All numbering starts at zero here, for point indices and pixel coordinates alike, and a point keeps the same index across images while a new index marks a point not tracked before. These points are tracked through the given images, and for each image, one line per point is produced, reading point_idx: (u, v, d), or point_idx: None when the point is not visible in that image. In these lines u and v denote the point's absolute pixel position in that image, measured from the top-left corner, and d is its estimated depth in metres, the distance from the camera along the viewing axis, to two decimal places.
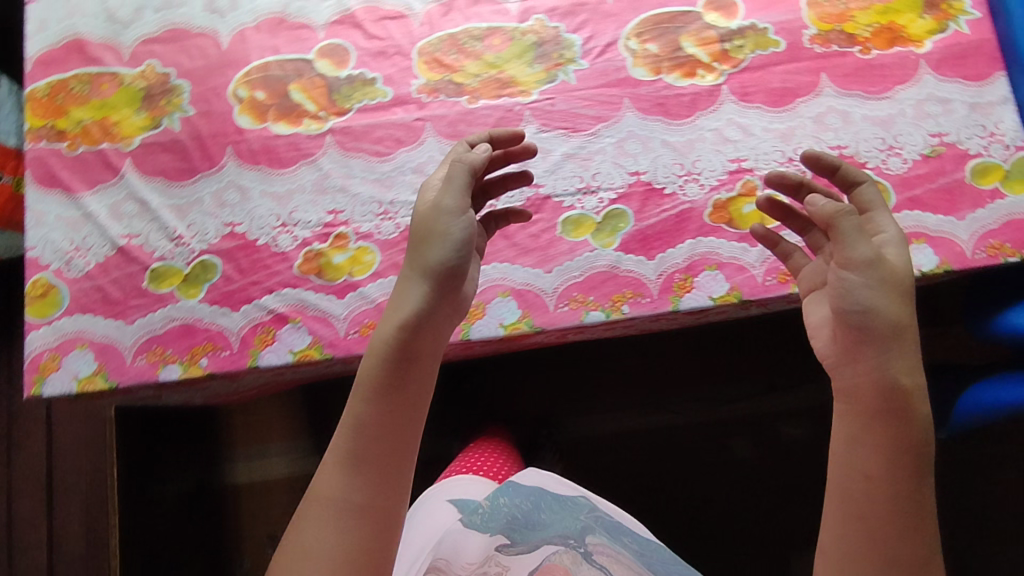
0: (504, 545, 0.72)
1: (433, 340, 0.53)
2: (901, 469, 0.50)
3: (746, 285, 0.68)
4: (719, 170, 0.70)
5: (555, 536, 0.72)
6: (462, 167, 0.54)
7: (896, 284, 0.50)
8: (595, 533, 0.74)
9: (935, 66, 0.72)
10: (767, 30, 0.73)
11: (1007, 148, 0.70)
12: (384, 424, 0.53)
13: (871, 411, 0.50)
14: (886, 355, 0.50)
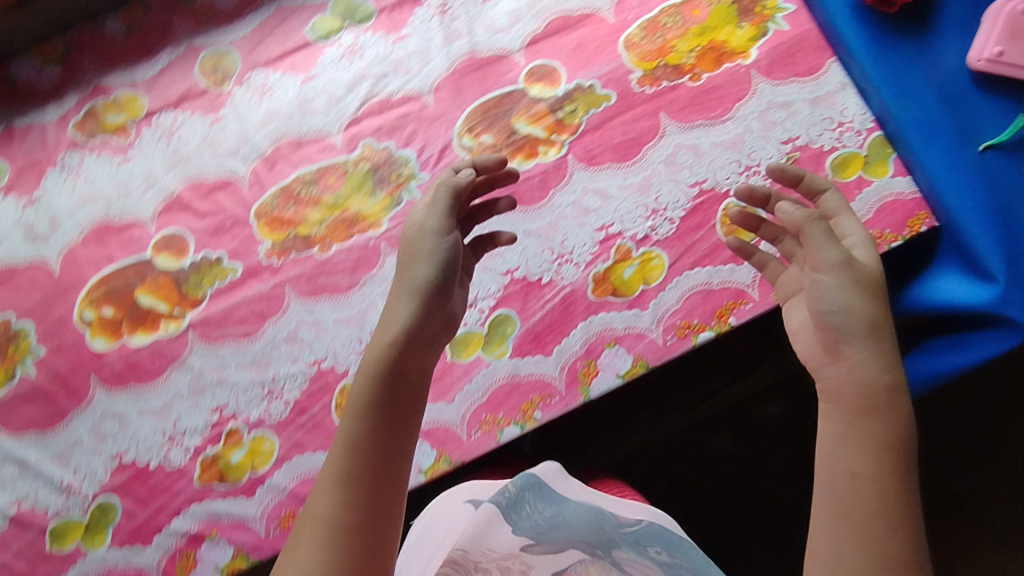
0: (529, 543, 0.57)
1: (421, 363, 0.51)
2: (888, 467, 0.45)
3: (649, 351, 0.66)
4: (588, 243, 0.69)
5: (583, 542, 0.58)
6: (450, 184, 0.55)
7: (867, 281, 0.49)
8: (626, 547, 0.58)
9: (767, 72, 0.71)
10: (593, 86, 0.71)
11: (859, 134, 0.69)
12: (377, 447, 0.48)
13: (853, 406, 0.46)
14: (867, 351, 0.47)
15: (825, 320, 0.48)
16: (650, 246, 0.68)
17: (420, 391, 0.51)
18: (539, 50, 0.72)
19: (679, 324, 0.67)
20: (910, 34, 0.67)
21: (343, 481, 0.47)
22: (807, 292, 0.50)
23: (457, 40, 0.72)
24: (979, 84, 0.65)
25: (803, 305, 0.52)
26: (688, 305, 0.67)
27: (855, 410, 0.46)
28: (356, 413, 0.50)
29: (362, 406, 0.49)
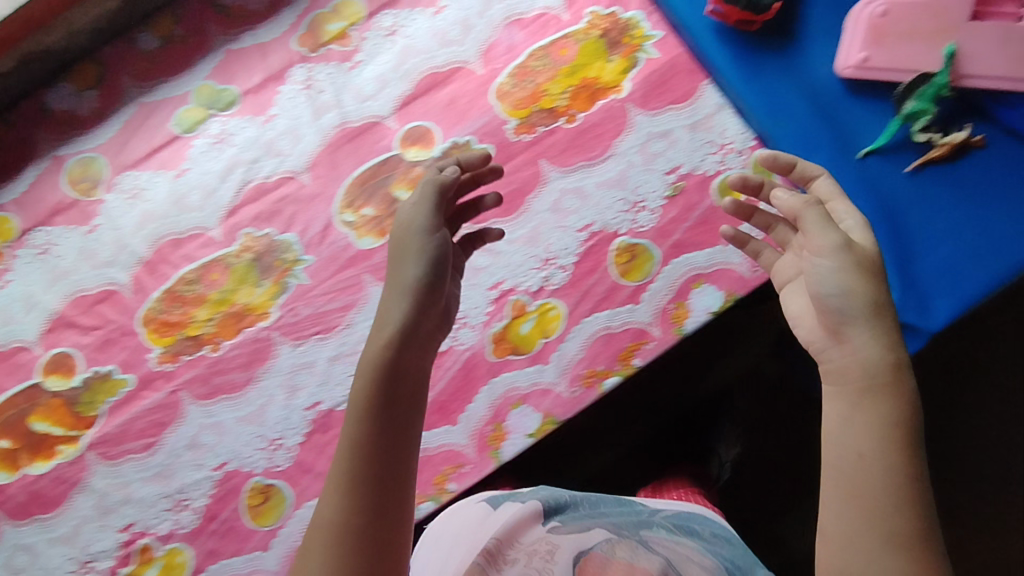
0: (556, 526, 0.57)
1: (404, 397, 0.45)
2: (893, 443, 0.41)
3: (556, 406, 0.65)
4: (483, 304, 0.67)
5: (607, 523, 0.58)
6: (433, 184, 0.49)
7: (868, 264, 0.43)
8: (651, 527, 0.58)
9: (642, 103, 0.69)
10: (470, 141, 0.69)
11: (742, 154, 0.68)
12: (374, 491, 0.43)
13: (856, 387, 0.42)
14: (871, 332, 0.42)
15: (824, 305, 0.43)
16: (547, 297, 0.67)
17: (409, 425, 0.45)
18: (410, 112, 0.71)
19: (584, 373, 0.66)
20: (776, 49, 0.65)
21: (344, 530, 0.42)
22: (804, 277, 0.45)
23: (326, 113, 0.71)
24: (852, 91, 0.64)
25: (805, 293, 0.46)
26: (591, 352, 0.66)
27: (859, 389, 0.42)
28: (346, 452, 0.44)
29: (353, 441, 0.44)
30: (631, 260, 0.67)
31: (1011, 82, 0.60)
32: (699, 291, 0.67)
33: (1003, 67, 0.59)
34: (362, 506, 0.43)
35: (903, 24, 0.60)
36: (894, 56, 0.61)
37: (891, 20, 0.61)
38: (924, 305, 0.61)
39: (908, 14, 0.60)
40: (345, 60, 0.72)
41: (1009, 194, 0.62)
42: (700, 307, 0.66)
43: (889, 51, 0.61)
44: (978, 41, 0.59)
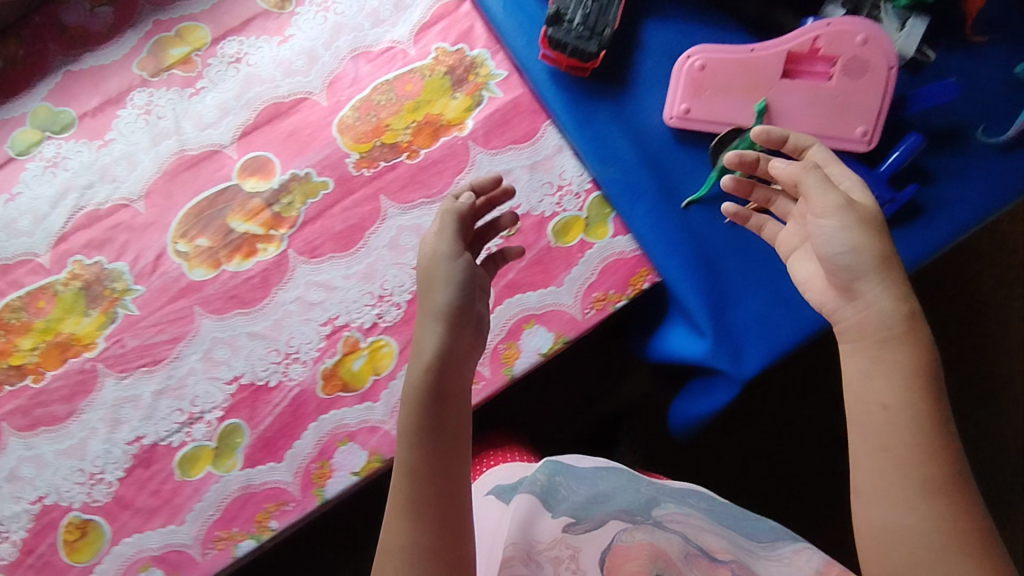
0: (569, 522, 0.63)
1: (452, 381, 0.52)
2: (919, 394, 0.48)
3: (384, 444, 0.65)
4: (314, 339, 0.67)
5: (619, 513, 0.64)
6: (452, 212, 0.56)
7: (867, 219, 0.50)
8: (659, 504, 0.66)
9: (484, 142, 0.69)
10: (309, 174, 0.69)
11: (578, 196, 0.68)
12: (434, 471, 0.50)
13: (858, 368, 0.50)
14: (881, 285, 0.49)
15: (835, 263, 0.49)
16: (379, 334, 0.67)
17: (462, 402, 0.52)
18: (252, 142, 0.70)
19: None
20: (608, 95, 0.67)
21: (415, 510, 0.50)
22: (813, 240, 0.51)
23: (165, 140, 0.70)
24: (679, 141, 0.65)
25: (812, 258, 0.53)
26: None
27: (879, 342, 0.49)
28: (415, 435, 0.51)
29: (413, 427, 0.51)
30: None
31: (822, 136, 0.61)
32: (531, 332, 0.67)
33: (812, 121, 0.60)
34: (428, 482, 0.50)
35: (721, 77, 0.62)
36: (713, 108, 0.63)
37: (709, 73, 0.62)
38: (737, 354, 0.63)
39: (725, 68, 0.62)
40: (187, 86, 0.71)
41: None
42: (531, 348, 0.66)
43: (709, 103, 0.63)
44: (789, 96, 0.61)
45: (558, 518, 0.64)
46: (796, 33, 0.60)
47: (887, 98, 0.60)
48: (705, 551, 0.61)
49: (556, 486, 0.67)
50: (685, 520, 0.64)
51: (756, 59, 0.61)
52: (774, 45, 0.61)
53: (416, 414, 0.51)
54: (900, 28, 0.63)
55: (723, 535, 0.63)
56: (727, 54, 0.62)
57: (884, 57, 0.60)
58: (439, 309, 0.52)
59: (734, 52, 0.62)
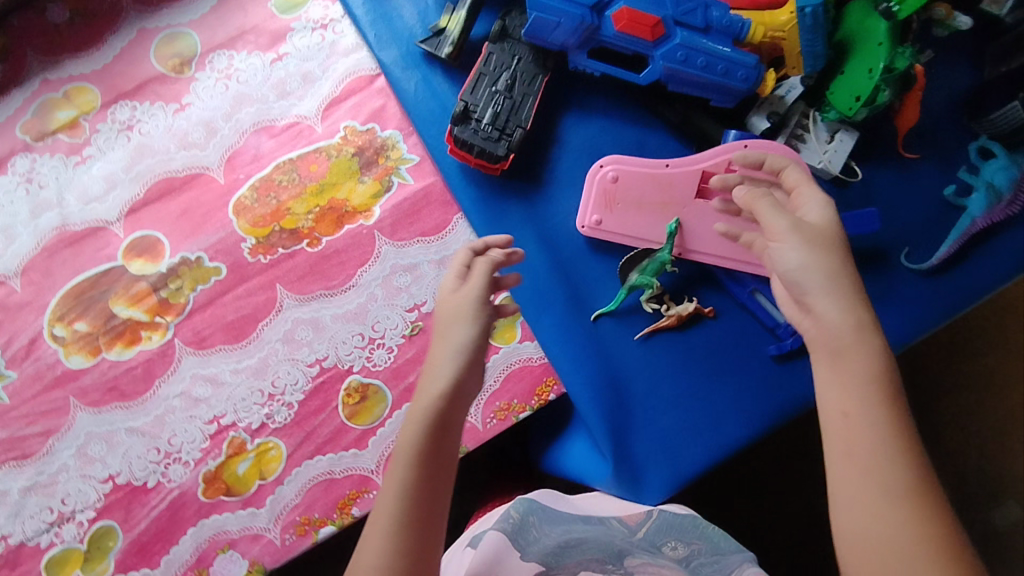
0: (541, 574, 0.53)
1: (439, 410, 0.49)
2: (878, 397, 0.44)
3: (265, 553, 0.62)
4: (198, 438, 0.63)
5: (592, 563, 0.55)
6: (486, 262, 0.54)
7: (819, 237, 0.48)
8: (635, 553, 0.56)
9: (390, 232, 0.66)
10: (201, 259, 0.65)
11: None
12: (416, 503, 0.46)
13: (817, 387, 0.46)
14: (829, 296, 0.46)
15: (786, 281, 0.48)
16: (267, 435, 0.63)
17: (449, 433, 0.49)
18: (141, 219, 0.65)
19: (299, 520, 0.62)
20: (521, 196, 0.63)
21: (397, 529, 0.45)
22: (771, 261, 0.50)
23: (46, 212, 0.65)
24: (593, 250, 0.62)
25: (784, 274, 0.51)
26: (308, 498, 0.63)
27: (837, 351, 0.46)
28: (397, 460, 0.48)
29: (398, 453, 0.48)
30: (361, 401, 0.64)
31: (735, 261, 0.60)
32: None
33: (723, 246, 0.60)
34: (411, 504, 0.46)
35: (635, 191, 0.61)
36: (625, 221, 0.61)
37: (623, 185, 0.61)
38: (639, 480, 0.61)
39: (639, 182, 0.61)
40: (73, 152, 0.66)
41: (726, 367, 0.62)
42: None
43: (622, 215, 0.61)
44: (702, 217, 0.60)
45: (529, 567, 0.54)
46: (712, 153, 0.59)
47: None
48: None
49: (534, 526, 0.58)
50: (660, 573, 0.54)
51: (670, 177, 0.60)
52: (688, 165, 0.60)
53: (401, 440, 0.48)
54: (829, 139, 0.62)
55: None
56: (641, 169, 0.60)
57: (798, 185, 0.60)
58: (446, 345, 0.51)
59: (649, 166, 0.61)
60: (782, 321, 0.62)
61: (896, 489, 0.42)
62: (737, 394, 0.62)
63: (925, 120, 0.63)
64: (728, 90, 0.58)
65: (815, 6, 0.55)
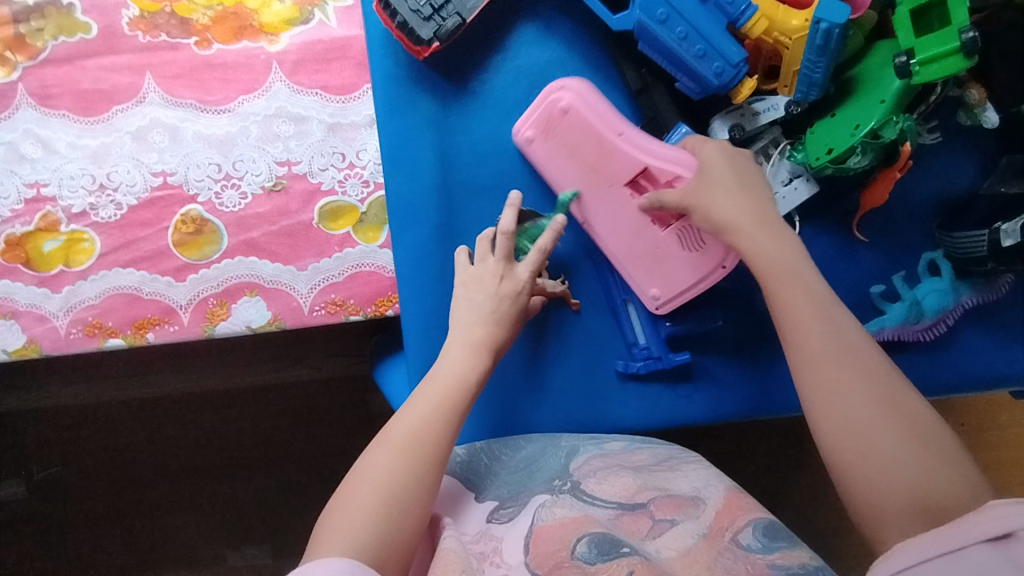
0: (495, 509, 0.53)
1: (456, 401, 0.49)
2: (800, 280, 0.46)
3: (45, 337, 0.59)
4: (11, 197, 0.58)
5: (540, 481, 0.55)
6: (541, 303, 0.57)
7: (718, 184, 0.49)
8: (579, 455, 0.57)
9: (290, 71, 0.58)
10: (73, 8, 0.58)
11: (365, 185, 0.59)
12: (407, 478, 0.45)
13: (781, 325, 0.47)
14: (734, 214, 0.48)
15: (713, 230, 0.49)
16: (85, 225, 0.59)
17: (460, 419, 0.49)
18: None
19: (90, 321, 0.59)
20: (439, 95, 0.56)
21: (409, 445, 0.46)
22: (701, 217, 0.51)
23: None
24: (487, 186, 0.57)
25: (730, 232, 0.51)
26: (107, 304, 0.59)
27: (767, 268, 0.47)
28: (397, 428, 0.47)
29: (400, 425, 0.47)
30: (194, 234, 0.59)
31: (621, 267, 0.56)
32: (250, 301, 0.59)
33: (615, 248, 0.56)
34: (432, 429, 0.47)
35: (576, 137, 0.54)
36: (549, 156, 0.55)
37: (569, 122, 0.54)
38: None
39: (583, 131, 0.53)
40: None
41: (566, 355, 0.60)
42: (239, 318, 0.59)
43: (548, 152, 0.55)
44: (617, 206, 0.55)
45: (484, 505, 0.54)
46: (667, 161, 0.52)
47: (697, 287, 0.54)
48: (623, 503, 0.52)
49: (471, 461, 0.57)
50: (603, 463, 0.56)
51: (615, 149, 0.53)
52: (639, 154, 0.52)
53: (406, 418, 0.48)
54: (786, 182, 0.54)
55: (638, 477, 0.55)
56: (595, 121, 0.53)
57: (725, 253, 0.52)
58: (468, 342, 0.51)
59: (603, 126, 0.53)
60: (641, 342, 0.58)
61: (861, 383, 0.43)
62: (564, 386, 0.60)
63: (891, 202, 0.56)
64: (697, 78, 0.49)
65: (834, 24, 0.46)
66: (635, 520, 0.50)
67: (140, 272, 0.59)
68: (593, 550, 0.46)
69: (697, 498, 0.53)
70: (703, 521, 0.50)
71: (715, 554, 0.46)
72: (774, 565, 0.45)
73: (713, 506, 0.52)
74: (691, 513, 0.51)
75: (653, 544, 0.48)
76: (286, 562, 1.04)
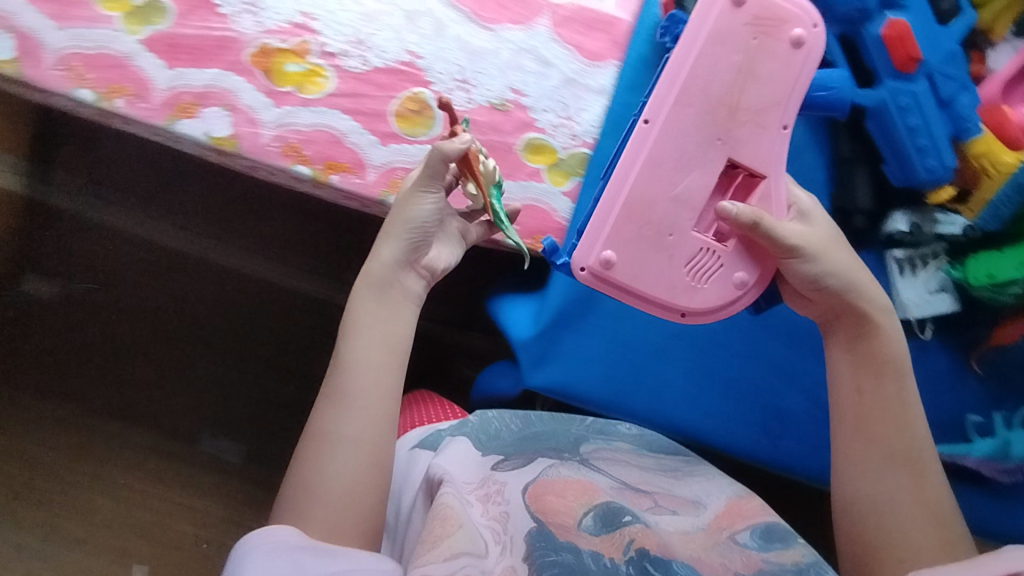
0: (499, 461, 0.57)
1: (383, 375, 0.55)
2: (884, 378, 0.57)
3: (247, 139, 0.64)
4: (282, 16, 0.65)
5: (550, 450, 0.60)
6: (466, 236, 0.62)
7: (821, 237, 0.56)
8: (588, 442, 0.61)
9: (557, 22, 0.66)
10: None
11: (571, 138, 0.66)
12: (309, 473, 0.52)
13: (843, 389, 0.58)
14: (829, 269, 0.56)
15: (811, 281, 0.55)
16: (330, 64, 0.65)
17: (337, 413, 0.54)
18: None
19: (291, 143, 0.64)
20: None
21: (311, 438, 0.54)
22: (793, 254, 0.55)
23: None
24: None
25: (805, 272, 0.55)
26: (312, 136, 0.64)
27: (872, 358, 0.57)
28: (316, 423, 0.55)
29: (317, 435, 0.54)
30: (415, 113, 0.65)
31: (613, 211, 0.55)
32: None
33: (635, 178, 0.55)
34: (327, 413, 0.54)
35: (758, 75, 0.55)
36: (724, 55, 0.54)
37: (770, 65, 0.55)
38: (539, 361, 0.62)
39: (770, 76, 0.55)
40: None
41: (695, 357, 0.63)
42: None
43: (736, 48, 0.55)
44: (692, 153, 0.56)
45: (488, 457, 0.58)
46: (781, 196, 0.56)
47: (657, 300, 0.57)
48: (627, 486, 0.58)
49: (483, 423, 0.61)
50: (612, 456, 0.61)
51: (771, 127, 0.56)
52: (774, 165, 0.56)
53: (312, 436, 0.54)
54: (932, 291, 0.60)
55: (644, 468, 0.61)
56: (788, 94, 0.55)
57: (702, 308, 0.58)
58: (360, 320, 0.56)
59: (781, 106, 0.56)
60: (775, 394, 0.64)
61: (903, 471, 0.56)
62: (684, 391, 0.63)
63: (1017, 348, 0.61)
64: (906, 167, 0.57)
65: None
66: (637, 496, 0.57)
67: (350, 121, 0.64)
68: (598, 523, 0.53)
69: (698, 501, 0.59)
70: (704, 517, 0.57)
71: (713, 543, 0.55)
72: (766, 561, 0.54)
73: (719, 506, 0.59)
74: (693, 511, 0.58)
75: (654, 519, 0.55)
76: (255, 468, 1.00)
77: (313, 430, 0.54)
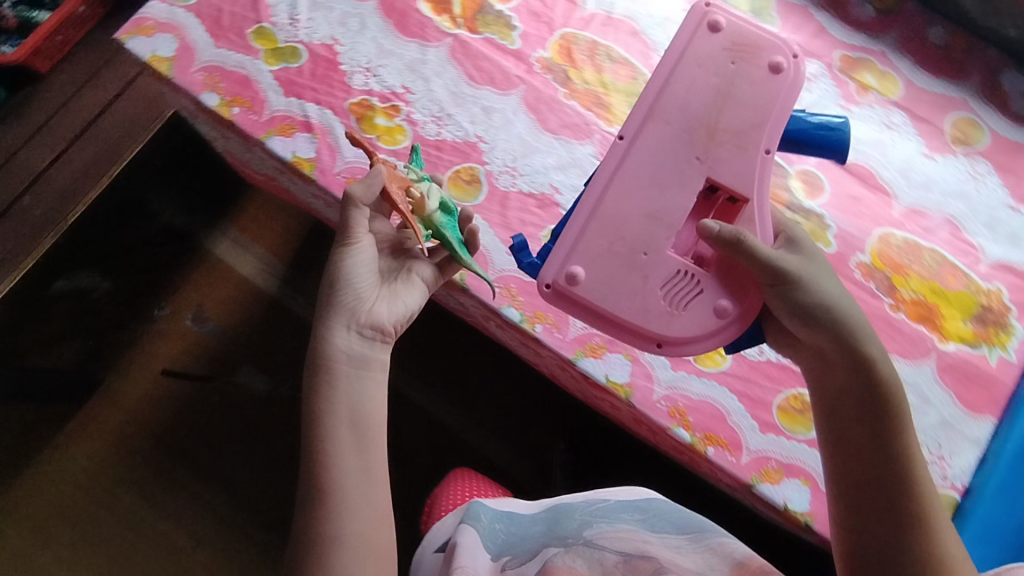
0: (506, 562, 0.73)
1: (359, 454, 0.62)
2: (887, 431, 0.63)
3: (639, 390, 0.74)
4: None
5: (551, 539, 0.75)
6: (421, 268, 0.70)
7: (809, 266, 0.64)
8: (591, 526, 0.76)
9: (941, 365, 0.82)
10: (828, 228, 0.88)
11: (943, 477, 0.77)
12: None
13: (863, 441, 0.64)
14: (819, 292, 0.63)
15: (804, 306, 0.63)
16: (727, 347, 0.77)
17: (319, 515, 0.60)
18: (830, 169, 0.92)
19: (678, 406, 0.74)
20: None
21: (302, 543, 0.60)
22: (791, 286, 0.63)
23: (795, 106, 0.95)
24: None
25: (800, 295, 0.63)
26: (696, 404, 0.75)
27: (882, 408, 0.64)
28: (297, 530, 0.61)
29: (305, 539, 0.59)
30: (797, 409, 0.75)
31: (583, 226, 0.67)
32: (799, 486, 0.72)
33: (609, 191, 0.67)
34: (304, 525, 0.60)
35: (736, 98, 0.69)
36: (696, 79, 0.70)
37: (749, 91, 0.69)
38: None
39: (747, 100, 0.69)
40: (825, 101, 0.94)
41: None
42: (785, 494, 0.71)
43: (715, 74, 0.70)
44: (670, 170, 0.68)
45: (497, 559, 0.72)
46: (763, 222, 0.66)
47: (637, 337, 0.65)
48: (630, 556, 0.72)
49: (494, 532, 0.76)
50: (616, 533, 0.75)
51: (750, 147, 0.68)
52: (755, 190, 0.67)
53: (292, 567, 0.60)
54: None
55: (649, 539, 0.75)
56: (766, 128, 0.68)
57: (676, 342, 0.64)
58: (318, 410, 0.63)
59: (758, 130, 0.68)
60: None
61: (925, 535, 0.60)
62: None
63: None
64: None
65: None
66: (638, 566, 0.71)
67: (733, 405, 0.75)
68: None
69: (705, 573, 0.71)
70: None
71: None
72: None
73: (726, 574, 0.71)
74: None
75: None
76: None
77: (300, 534, 0.60)
